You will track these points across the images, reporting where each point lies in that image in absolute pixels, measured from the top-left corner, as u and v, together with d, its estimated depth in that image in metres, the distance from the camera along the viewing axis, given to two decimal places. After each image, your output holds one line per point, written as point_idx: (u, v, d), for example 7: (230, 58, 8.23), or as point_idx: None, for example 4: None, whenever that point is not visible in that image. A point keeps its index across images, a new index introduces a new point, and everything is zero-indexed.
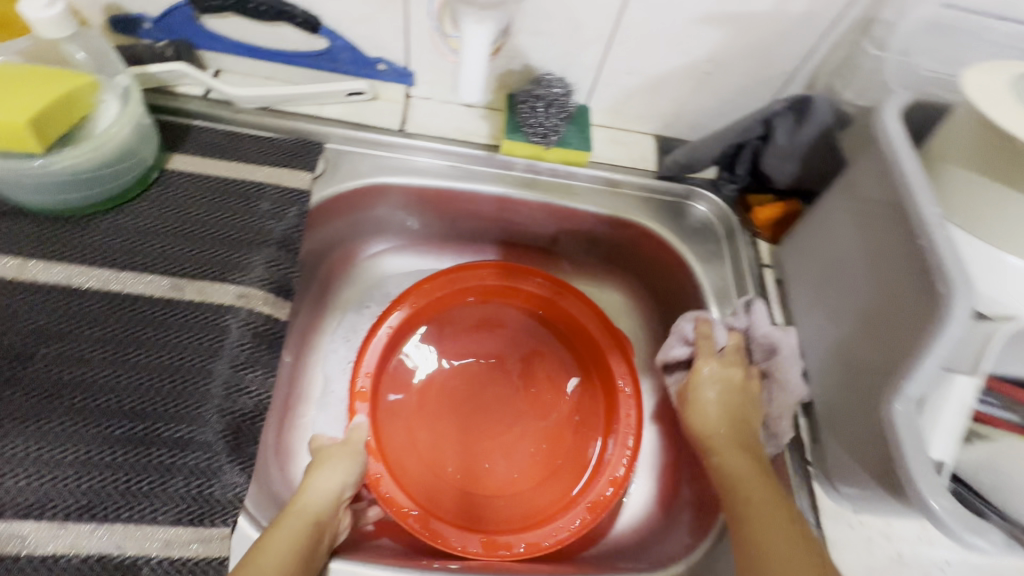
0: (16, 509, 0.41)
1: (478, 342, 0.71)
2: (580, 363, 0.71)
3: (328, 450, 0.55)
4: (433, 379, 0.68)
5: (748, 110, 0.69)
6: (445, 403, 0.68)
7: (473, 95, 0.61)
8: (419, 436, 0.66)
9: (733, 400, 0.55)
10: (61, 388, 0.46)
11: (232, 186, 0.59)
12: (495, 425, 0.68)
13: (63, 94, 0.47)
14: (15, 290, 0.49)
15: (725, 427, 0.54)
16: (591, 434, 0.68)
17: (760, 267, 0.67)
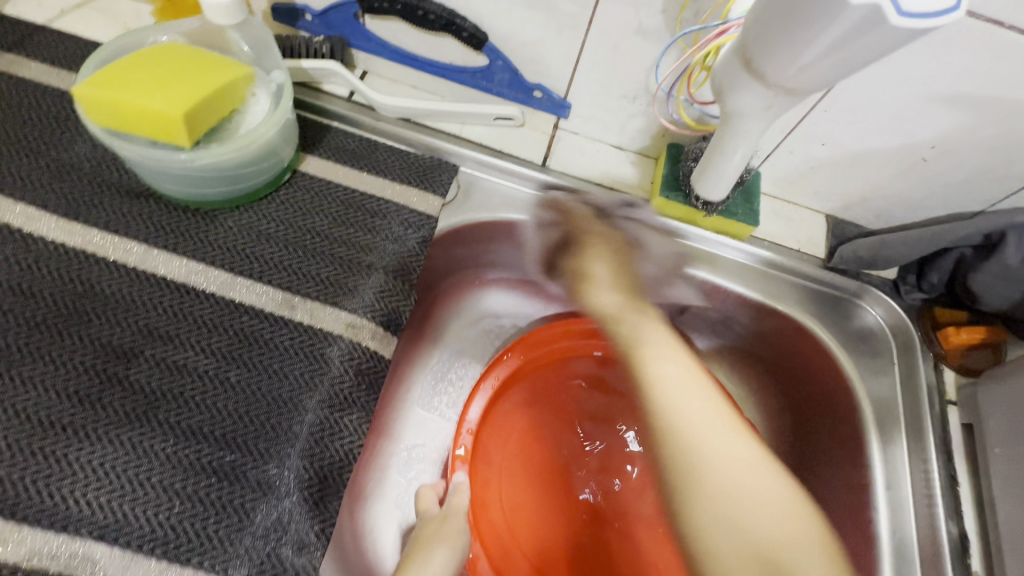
0: (92, 528, 0.38)
1: (587, 408, 0.63)
2: None
3: (427, 531, 0.49)
4: (533, 439, 0.61)
5: (960, 209, 0.57)
6: (537, 465, 0.61)
7: (717, 189, 0.52)
8: (513, 503, 0.59)
9: (623, 265, 0.59)
10: (158, 397, 0.43)
11: (361, 201, 0.55)
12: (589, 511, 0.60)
13: (218, 85, 0.44)
14: (134, 279, 0.47)
15: (620, 293, 0.57)
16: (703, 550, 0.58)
17: (942, 403, 0.55)
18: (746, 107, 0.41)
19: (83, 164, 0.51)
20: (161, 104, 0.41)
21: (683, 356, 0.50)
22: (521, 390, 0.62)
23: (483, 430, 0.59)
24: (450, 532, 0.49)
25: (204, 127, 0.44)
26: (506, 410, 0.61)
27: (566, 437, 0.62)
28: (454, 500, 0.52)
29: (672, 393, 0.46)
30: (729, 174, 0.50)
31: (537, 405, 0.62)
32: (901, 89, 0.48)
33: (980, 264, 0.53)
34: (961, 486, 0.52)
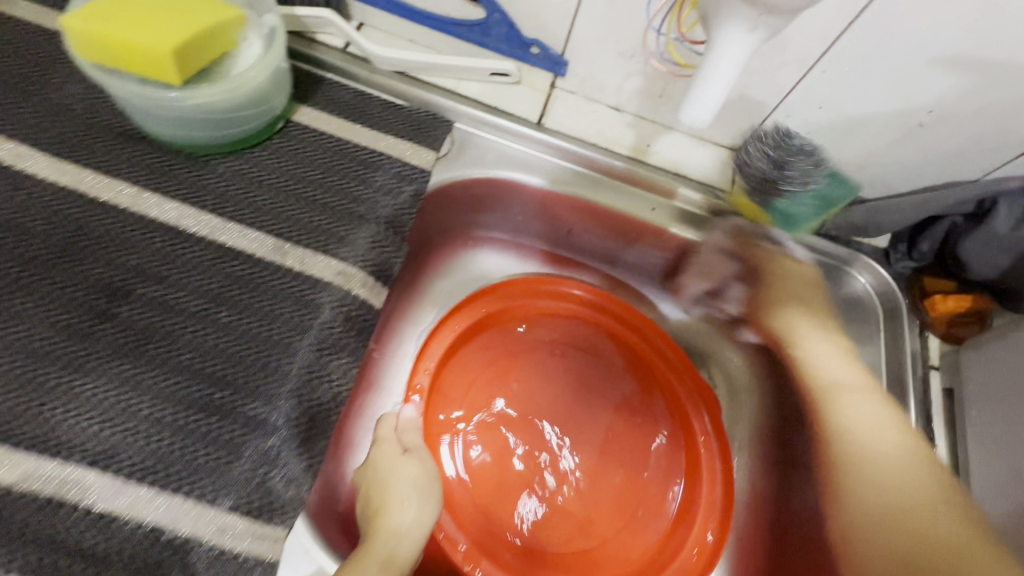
0: (84, 455, 0.39)
1: (555, 368, 0.63)
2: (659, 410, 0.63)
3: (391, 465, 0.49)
4: (493, 396, 0.61)
5: (956, 178, 0.57)
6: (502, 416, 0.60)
7: (698, 115, 0.44)
8: (473, 456, 0.59)
9: (782, 280, 0.60)
10: (150, 334, 0.44)
11: (353, 152, 0.55)
12: (552, 468, 0.60)
13: (211, 24, 0.43)
14: (124, 219, 0.47)
15: (812, 310, 0.59)
16: (663, 506, 0.60)
17: (924, 369, 0.56)
18: (730, 32, 0.39)
19: (74, 105, 0.51)
20: (152, 39, 0.41)
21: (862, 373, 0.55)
22: (482, 347, 0.62)
23: (440, 381, 0.59)
24: (419, 471, 0.50)
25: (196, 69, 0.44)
26: (467, 364, 0.61)
27: (529, 393, 0.62)
28: (414, 439, 0.52)
29: (863, 432, 0.54)
30: (714, 98, 0.43)
31: (501, 364, 0.62)
32: (902, 50, 0.47)
33: (971, 231, 0.53)
34: (937, 450, 0.53)
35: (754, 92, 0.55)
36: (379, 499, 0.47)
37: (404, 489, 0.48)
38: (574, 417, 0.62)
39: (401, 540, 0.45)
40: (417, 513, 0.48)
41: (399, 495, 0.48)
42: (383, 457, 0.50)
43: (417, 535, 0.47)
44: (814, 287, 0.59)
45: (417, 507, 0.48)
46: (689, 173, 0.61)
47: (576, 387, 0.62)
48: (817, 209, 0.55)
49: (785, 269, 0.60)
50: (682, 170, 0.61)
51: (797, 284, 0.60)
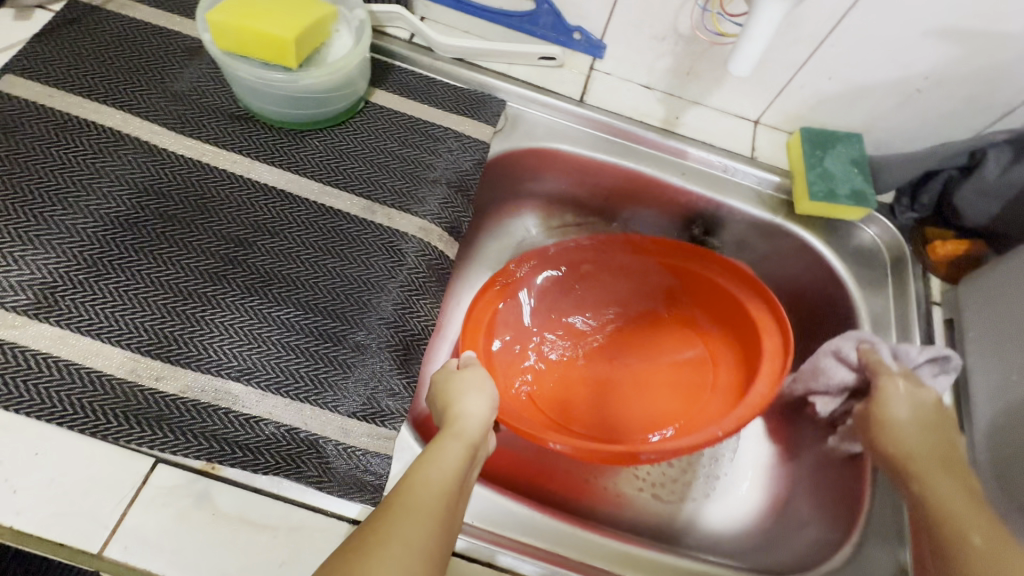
0: (233, 371, 0.48)
1: (606, 304, 0.71)
2: (708, 317, 0.69)
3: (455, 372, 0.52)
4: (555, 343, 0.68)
5: (950, 138, 0.65)
6: (560, 348, 0.68)
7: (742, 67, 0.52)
8: (536, 377, 0.66)
9: (914, 409, 0.52)
10: (272, 277, 0.52)
11: (423, 128, 0.64)
12: (619, 376, 0.67)
13: (320, 16, 0.52)
14: (242, 185, 0.56)
15: (920, 432, 0.51)
16: (732, 378, 0.64)
17: (928, 305, 0.63)
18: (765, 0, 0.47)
19: (191, 91, 0.59)
20: (280, 28, 0.49)
21: (956, 468, 0.48)
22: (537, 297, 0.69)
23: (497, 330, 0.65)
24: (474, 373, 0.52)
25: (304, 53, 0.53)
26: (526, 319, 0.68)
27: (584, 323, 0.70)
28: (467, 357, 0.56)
29: (933, 476, 0.47)
30: (754, 52, 0.51)
31: (556, 304, 0.70)
32: (901, 22, 0.55)
33: (964, 181, 0.61)
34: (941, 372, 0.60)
35: (772, 66, 0.63)
36: (445, 399, 0.50)
37: (461, 388, 0.50)
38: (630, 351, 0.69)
39: (469, 420, 0.47)
40: (477, 402, 0.49)
41: (458, 390, 0.50)
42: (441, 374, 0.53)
43: (481, 416, 0.48)
44: (933, 418, 0.52)
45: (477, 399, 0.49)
46: (715, 141, 0.69)
47: (626, 312, 0.70)
48: (862, 173, 0.65)
49: (903, 393, 0.53)
50: (707, 138, 0.69)
51: (908, 412, 0.52)
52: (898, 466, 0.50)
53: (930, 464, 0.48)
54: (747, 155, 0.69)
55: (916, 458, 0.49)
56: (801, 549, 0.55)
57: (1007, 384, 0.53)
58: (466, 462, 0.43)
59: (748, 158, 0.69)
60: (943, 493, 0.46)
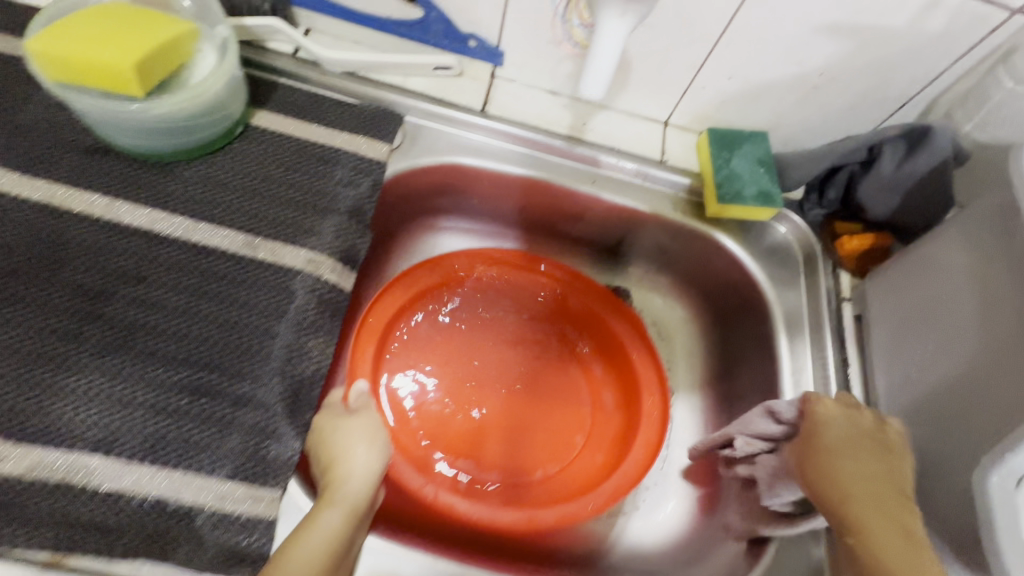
0: (87, 442, 0.43)
1: (497, 328, 0.67)
2: (601, 354, 0.67)
3: (341, 423, 0.49)
4: (446, 356, 0.65)
5: (852, 132, 0.65)
6: (451, 371, 0.64)
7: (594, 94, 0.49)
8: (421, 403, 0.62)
9: (853, 437, 0.47)
10: (136, 331, 0.47)
11: (312, 150, 0.59)
12: (509, 407, 0.64)
13: (168, 39, 0.47)
14: (101, 228, 0.50)
15: (860, 467, 0.46)
16: (612, 424, 0.64)
17: (838, 301, 0.63)
18: (605, 17, 0.45)
19: (38, 125, 0.53)
20: (117, 57, 0.44)
21: (899, 515, 0.42)
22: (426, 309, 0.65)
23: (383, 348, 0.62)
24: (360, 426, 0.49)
25: (154, 81, 0.48)
26: (416, 335, 0.65)
27: (476, 348, 0.66)
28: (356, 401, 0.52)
29: (879, 530, 0.42)
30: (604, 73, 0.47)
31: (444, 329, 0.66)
32: (790, 19, 0.54)
33: (865, 176, 0.61)
34: (852, 368, 0.59)
35: (671, 67, 0.61)
36: (329, 455, 0.47)
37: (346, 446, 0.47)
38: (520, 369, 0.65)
39: (353, 481, 0.45)
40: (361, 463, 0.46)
41: (344, 447, 0.47)
42: (321, 424, 0.49)
43: (367, 477, 0.46)
44: (873, 448, 0.47)
45: (361, 460, 0.47)
46: (624, 146, 0.67)
47: (521, 335, 0.67)
48: (768, 173, 0.64)
49: (841, 423, 0.48)
50: (616, 143, 0.67)
51: (846, 442, 0.47)
52: (841, 522, 0.44)
53: (869, 509, 0.43)
54: (657, 159, 0.67)
55: (858, 508, 0.43)
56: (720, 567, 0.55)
57: (907, 381, 0.52)
58: (347, 537, 0.42)
59: (658, 162, 0.67)
60: (890, 554, 0.40)
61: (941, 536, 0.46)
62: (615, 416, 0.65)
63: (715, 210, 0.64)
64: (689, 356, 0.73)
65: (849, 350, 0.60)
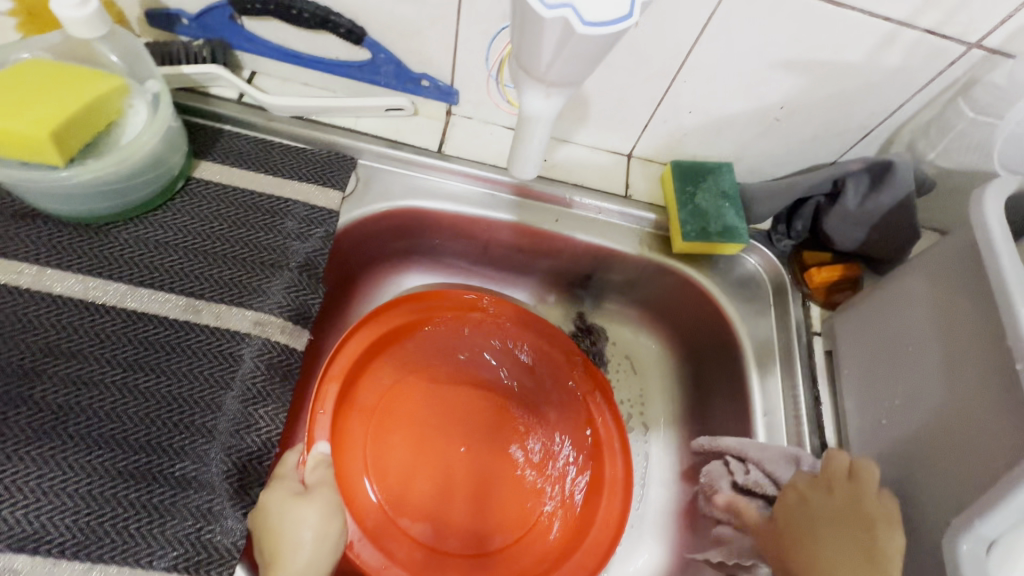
0: (10, 541, 0.40)
1: (461, 373, 0.65)
2: (562, 405, 0.65)
3: (291, 503, 0.46)
4: (413, 403, 0.63)
5: (818, 161, 0.63)
6: (413, 420, 0.62)
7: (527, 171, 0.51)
8: (383, 454, 0.60)
9: (833, 510, 0.47)
10: (67, 412, 0.44)
11: (259, 202, 0.57)
12: (473, 460, 0.62)
13: (88, 104, 0.44)
14: (29, 300, 0.47)
15: (835, 544, 0.46)
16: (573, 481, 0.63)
17: (809, 335, 0.62)
18: (529, 97, 0.41)
19: None
20: (28, 127, 0.41)
21: None
22: (393, 351, 0.63)
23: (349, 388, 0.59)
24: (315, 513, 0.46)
25: (77, 146, 0.45)
26: (383, 377, 0.62)
27: (440, 395, 0.64)
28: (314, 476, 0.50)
29: None
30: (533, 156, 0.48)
31: (407, 374, 0.63)
32: (746, 55, 0.52)
33: (831, 209, 0.60)
34: (824, 406, 0.58)
35: (629, 102, 0.60)
36: (271, 544, 0.44)
37: (299, 536, 0.44)
38: (484, 421, 0.64)
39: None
40: (311, 557, 0.44)
41: (291, 535, 0.44)
42: (270, 502, 0.45)
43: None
44: (854, 517, 0.46)
45: (311, 552, 0.45)
46: (587, 182, 0.65)
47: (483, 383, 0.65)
48: (733, 207, 0.63)
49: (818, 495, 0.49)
50: (579, 179, 0.65)
51: (824, 515, 0.47)
52: None
53: None
54: (621, 194, 0.66)
55: None
56: None
57: (877, 426, 0.51)
58: None
59: (622, 197, 0.65)
60: None
61: None
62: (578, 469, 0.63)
63: (680, 247, 0.63)
64: (663, 390, 0.72)
65: (821, 387, 0.59)
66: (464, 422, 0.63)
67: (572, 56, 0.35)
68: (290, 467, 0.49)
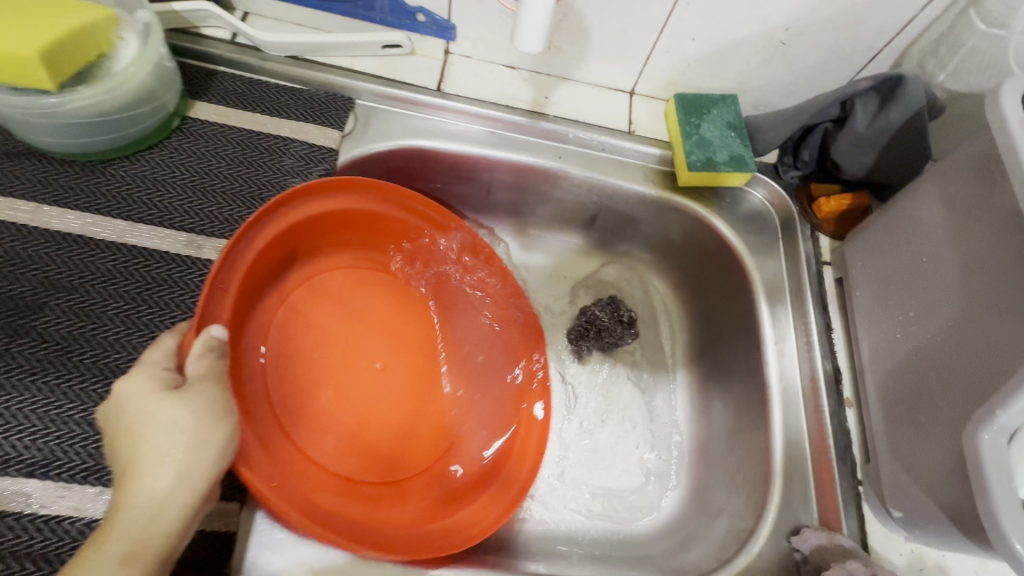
0: (20, 466, 0.39)
1: (387, 282, 0.60)
2: (495, 345, 0.62)
3: (151, 399, 0.36)
4: (328, 302, 0.56)
5: (824, 89, 0.62)
6: (329, 320, 0.55)
7: (533, 48, 0.46)
8: (290, 350, 0.52)
9: None
10: (70, 343, 0.44)
11: (256, 140, 0.56)
12: (389, 371, 0.57)
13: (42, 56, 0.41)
14: (29, 235, 0.47)
15: None
16: (491, 416, 0.59)
17: (819, 266, 0.61)
18: None
19: None
20: (17, 45, 0.40)
21: None
22: (314, 243, 0.55)
23: (260, 268, 0.50)
24: (188, 417, 0.36)
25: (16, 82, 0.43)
26: (299, 268, 0.55)
27: (363, 298, 0.58)
28: (194, 367, 0.38)
29: None
30: (538, 27, 0.45)
31: (329, 274, 0.57)
32: None
33: (839, 134, 0.59)
34: (835, 332, 0.57)
35: (630, 32, 0.58)
36: (127, 447, 0.35)
37: (163, 443, 0.35)
38: (404, 335, 0.59)
39: (153, 492, 0.34)
40: (181, 469, 0.35)
41: (145, 441, 0.35)
42: (132, 396, 0.36)
43: (178, 489, 0.35)
44: None
45: (182, 463, 0.35)
46: (590, 119, 0.64)
47: (406, 297, 0.60)
48: (739, 138, 0.61)
49: None
50: (581, 116, 0.64)
51: None
52: None
53: None
54: (623, 130, 0.64)
55: None
56: (716, 543, 0.55)
57: (891, 343, 0.50)
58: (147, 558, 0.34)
59: (625, 134, 0.64)
60: None
61: (929, 496, 0.45)
62: (494, 407, 0.60)
63: (686, 177, 0.62)
64: (671, 331, 0.72)
65: (832, 315, 0.58)
66: (383, 330, 0.58)
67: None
68: (165, 351, 0.39)
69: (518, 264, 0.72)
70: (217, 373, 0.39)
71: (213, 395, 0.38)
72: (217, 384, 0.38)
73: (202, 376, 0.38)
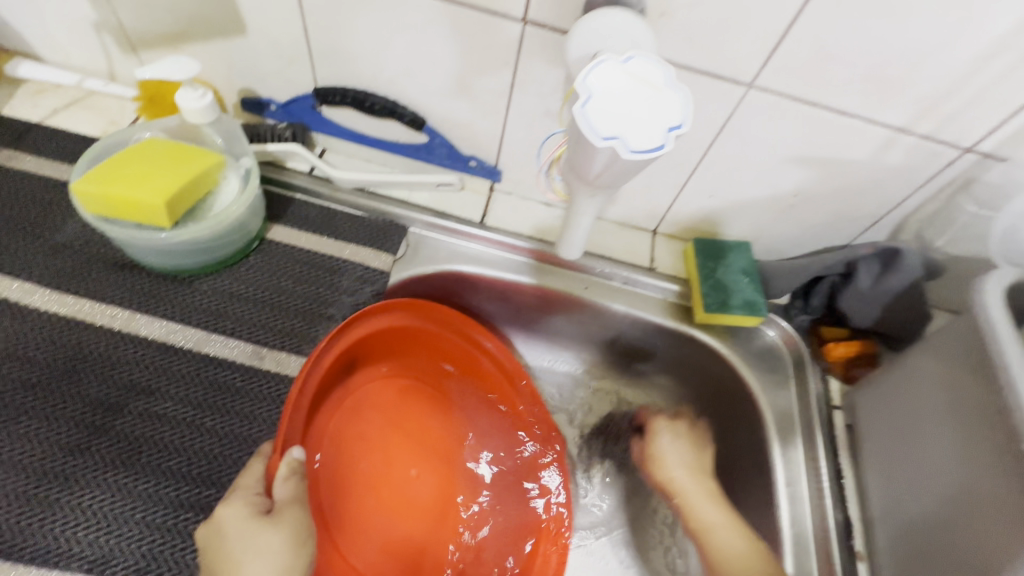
0: (83, 562, 0.45)
1: (428, 391, 0.64)
2: (522, 466, 0.65)
3: (249, 523, 0.42)
4: (376, 410, 0.61)
5: (833, 244, 0.68)
6: (374, 428, 0.60)
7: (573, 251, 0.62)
8: (338, 458, 0.57)
9: None
10: (141, 444, 0.50)
11: (320, 261, 0.64)
12: (424, 481, 0.61)
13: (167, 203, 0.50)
14: (120, 341, 0.54)
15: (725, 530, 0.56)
16: (511, 534, 0.62)
17: (829, 410, 0.64)
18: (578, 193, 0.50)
19: (75, 243, 0.58)
20: (150, 196, 0.50)
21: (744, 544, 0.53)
22: (367, 357, 0.61)
23: (320, 386, 0.56)
24: (280, 540, 0.42)
25: (133, 219, 0.52)
26: (347, 380, 0.60)
27: (406, 407, 0.63)
28: (283, 491, 0.44)
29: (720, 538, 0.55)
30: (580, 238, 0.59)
31: (376, 383, 0.62)
32: (760, 153, 0.59)
33: (845, 289, 0.64)
34: (846, 479, 0.59)
35: (654, 186, 0.66)
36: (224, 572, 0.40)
37: (260, 566, 0.40)
38: (439, 446, 0.63)
39: None
40: None
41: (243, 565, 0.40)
42: (230, 523, 0.42)
43: None
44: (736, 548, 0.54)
45: None
46: (615, 255, 0.71)
47: (443, 406, 0.65)
48: (753, 284, 0.67)
49: None
50: (607, 251, 0.71)
51: None
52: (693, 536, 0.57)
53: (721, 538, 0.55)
54: (645, 266, 0.71)
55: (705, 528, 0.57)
56: None
57: (898, 501, 0.53)
58: None
59: (647, 269, 0.70)
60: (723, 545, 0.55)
61: None
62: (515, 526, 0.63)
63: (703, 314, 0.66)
64: None
65: (843, 460, 0.60)
66: (421, 440, 0.62)
67: (613, 172, 0.44)
68: (257, 477, 0.46)
69: (542, 377, 0.77)
70: (299, 495, 0.45)
71: (298, 518, 0.44)
72: (301, 506, 0.45)
73: (289, 499, 0.44)
